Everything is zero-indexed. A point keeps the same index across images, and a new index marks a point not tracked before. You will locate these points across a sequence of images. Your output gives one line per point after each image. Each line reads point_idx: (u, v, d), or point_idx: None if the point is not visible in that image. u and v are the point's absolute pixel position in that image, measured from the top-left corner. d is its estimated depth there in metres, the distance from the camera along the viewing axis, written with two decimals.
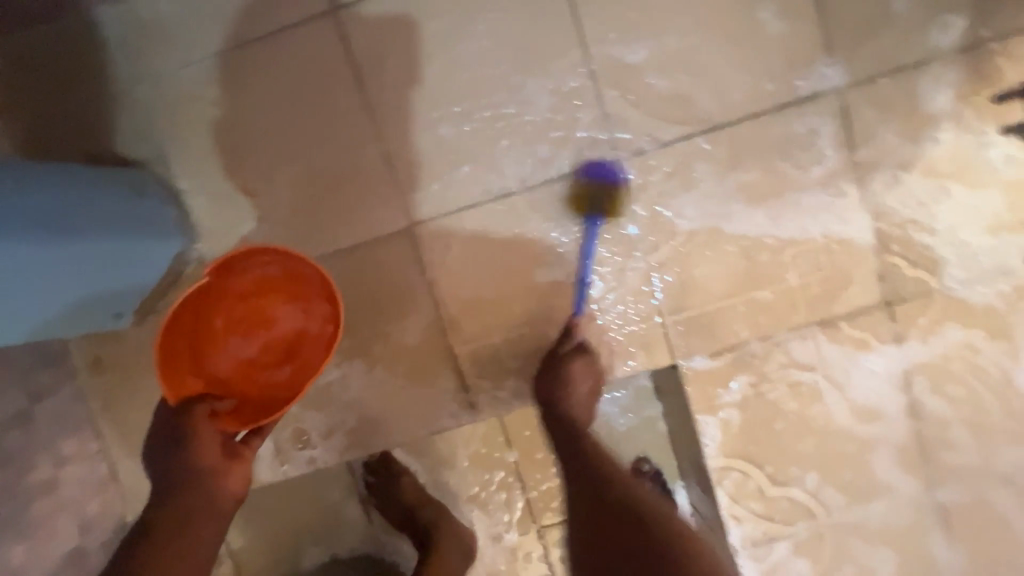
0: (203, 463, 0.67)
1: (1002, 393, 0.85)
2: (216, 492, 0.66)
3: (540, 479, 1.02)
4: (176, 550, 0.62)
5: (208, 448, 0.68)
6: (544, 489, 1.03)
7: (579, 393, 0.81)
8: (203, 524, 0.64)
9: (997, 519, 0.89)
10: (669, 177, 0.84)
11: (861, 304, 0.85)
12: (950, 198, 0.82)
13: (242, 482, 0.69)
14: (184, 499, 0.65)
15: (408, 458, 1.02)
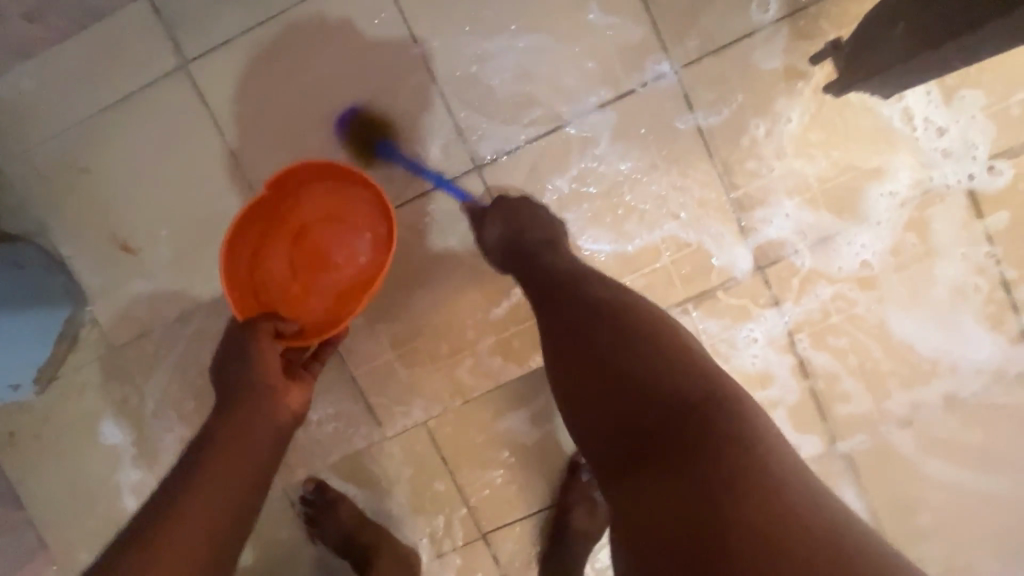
0: (265, 379, 0.68)
1: (881, 338, 0.88)
2: (275, 410, 0.67)
3: (479, 487, 0.97)
4: (232, 460, 0.61)
5: (273, 364, 0.69)
6: (486, 496, 0.97)
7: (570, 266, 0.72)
8: (260, 442, 0.64)
9: (905, 463, 0.91)
10: (530, 177, 0.87)
11: (732, 273, 0.88)
12: (797, 160, 0.86)
13: (301, 403, 0.71)
14: (241, 413, 0.64)
15: (343, 484, 0.98)
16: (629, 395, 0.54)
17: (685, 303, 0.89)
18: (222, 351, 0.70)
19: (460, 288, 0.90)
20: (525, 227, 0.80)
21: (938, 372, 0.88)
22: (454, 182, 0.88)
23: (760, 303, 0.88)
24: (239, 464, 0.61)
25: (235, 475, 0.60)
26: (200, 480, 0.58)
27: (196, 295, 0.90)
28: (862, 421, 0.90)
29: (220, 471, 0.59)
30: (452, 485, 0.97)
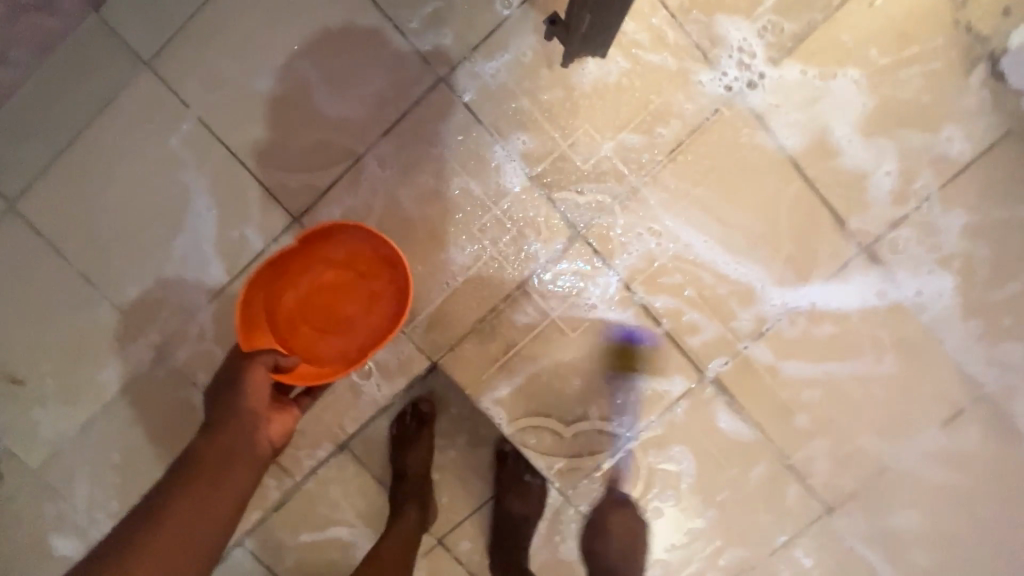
0: (252, 408, 0.69)
1: (711, 264, 0.93)
2: (255, 442, 0.68)
3: (422, 496, 1.03)
4: (213, 488, 0.64)
5: (261, 394, 0.70)
6: (432, 502, 1.03)
7: None
8: (235, 474, 0.66)
9: (770, 371, 0.95)
10: (347, 213, 0.93)
11: (556, 244, 0.93)
12: (581, 124, 0.91)
13: (282, 431, 0.72)
14: (224, 437, 0.67)
15: (285, 534, 1.03)
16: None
17: (523, 286, 0.94)
18: (223, 378, 0.72)
19: None
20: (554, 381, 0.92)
21: (771, 279, 0.93)
22: (280, 238, 0.94)
23: (592, 265, 0.93)
24: (206, 494, 0.63)
25: (198, 509, 0.62)
26: (178, 504, 0.62)
27: (90, 405, 0.97)
28: (719, 344, 0.95)
29: (184, 503, 0.62)
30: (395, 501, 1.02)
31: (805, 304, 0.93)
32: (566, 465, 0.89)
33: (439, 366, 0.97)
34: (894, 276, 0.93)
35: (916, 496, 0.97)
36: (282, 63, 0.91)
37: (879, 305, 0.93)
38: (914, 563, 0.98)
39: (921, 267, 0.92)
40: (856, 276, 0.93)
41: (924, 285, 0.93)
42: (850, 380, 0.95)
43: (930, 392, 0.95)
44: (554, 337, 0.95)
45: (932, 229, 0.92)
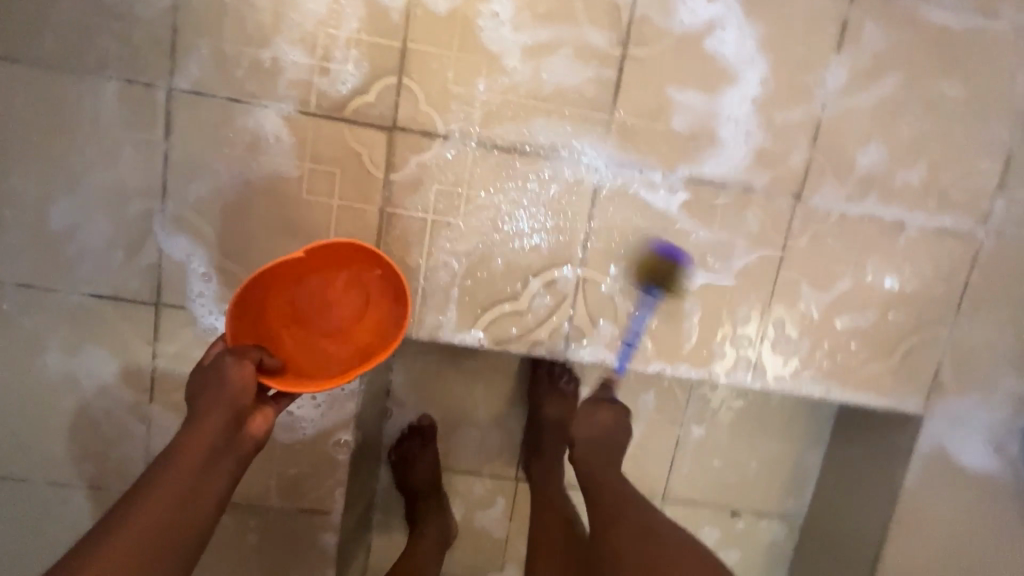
0: (235, 403, 0.69)
1: (527, 65, 0.86)
2: (239, 438, 0.69)
3: (473, 441, 1.20)
4: (197, 481, 0.65)
5: (248, 390, 0.69)
6: (485, 444, 1.20)
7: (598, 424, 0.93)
8: (220, 469, 0.67)
9: (651, 118, 0.89)
10: (191, 265, 0.89)
11: (384, 153, 0.88)
12: (319, 32, 0.84)
13: (260, 429, 0.71)
14: (208, 431, 0.67)
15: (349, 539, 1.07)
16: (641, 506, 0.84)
17: (385, 210, 0.89)
18: (208, 368, 0.70)
19: None
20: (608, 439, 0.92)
21: (593, 56, 0.87)
22: (161, 330, 0.91)
23: (426, 148, 0.88)
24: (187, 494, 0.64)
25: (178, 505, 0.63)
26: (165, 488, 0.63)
27: None
28: (589, 129, 0.89)
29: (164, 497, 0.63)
30: (459, 454, 1.20)
31: (644, 45, 0.87)
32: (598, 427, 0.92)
33: (411, 346, 1.14)
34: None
35: (861, 121, 0.91)
36: (36, 184, 0.86)
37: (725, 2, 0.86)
38: (906, 180, 0.93)
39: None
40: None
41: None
42: (732, 64, 0.88)
43: (807, 22, 0.88)
44: (445, 235, 0.91)
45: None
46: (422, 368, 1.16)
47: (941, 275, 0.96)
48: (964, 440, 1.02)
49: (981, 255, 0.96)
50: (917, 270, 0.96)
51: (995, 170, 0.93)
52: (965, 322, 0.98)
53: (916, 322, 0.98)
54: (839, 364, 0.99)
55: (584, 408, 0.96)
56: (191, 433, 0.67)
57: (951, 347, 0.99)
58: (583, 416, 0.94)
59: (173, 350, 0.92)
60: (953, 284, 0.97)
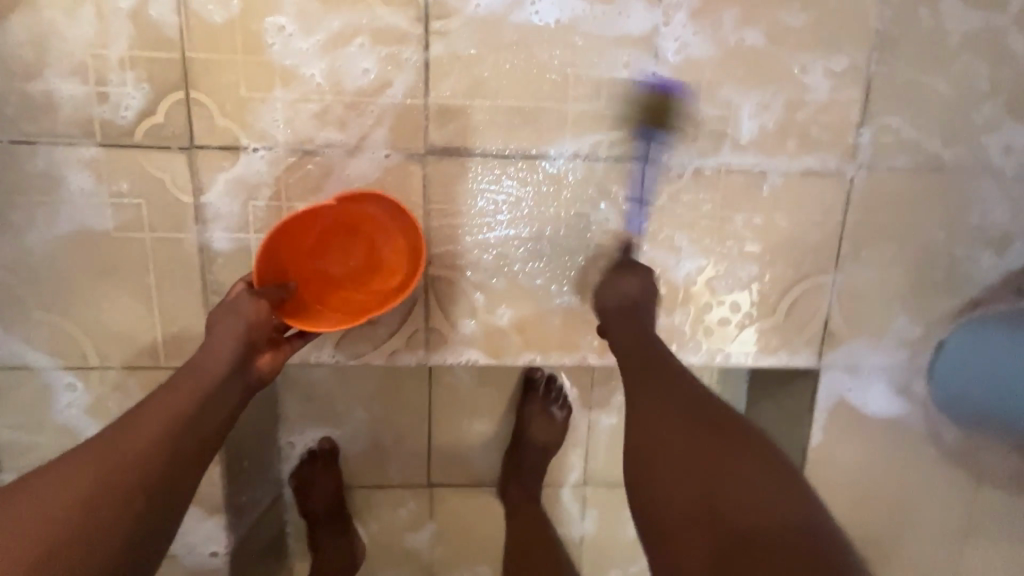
0: (250, 323, 0.71)
1: (323, 58, 0.79)
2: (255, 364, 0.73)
3: (376, 454, 1.15)
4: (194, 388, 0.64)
5: (263, 318, 0.73)
6: (390, 455, 1.15)
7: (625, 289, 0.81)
8: (229, 385, 0.68)
9: (472, 96, 0.82)
10: (7, 323, 0.84)
11: (187, 176, 0.81)
12: (86, 54, 0.77)
13: (273, 363, 0.74)
14: (219, 344, 0.69)
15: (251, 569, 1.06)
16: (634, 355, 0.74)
17: (201, 236, 0.83)
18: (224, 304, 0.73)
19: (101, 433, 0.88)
20: (638, 300, 0.80)
21: (394, 39, 0.79)
22: None
23: (232, 163, 0.81)
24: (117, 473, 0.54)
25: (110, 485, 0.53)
26: (156, 402, 0.62)
27: None
28: (405, 118, 0.82)
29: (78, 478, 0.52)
30: (366, 469, 1.15)
31: (447, 17, 0.79)
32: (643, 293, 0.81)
33: (293, 369, 1.06)
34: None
35: (701, 65, 0.83)
36: None
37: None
38: (761, 121, 0.86)
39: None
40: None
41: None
42: (546, 37, 0.81)
43: None
44: None
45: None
46: (308, 389, 1.10)
47: (815, 219, 0.90)
48: (866, 388, 0.96)
49: (854, 191, 0.89)
50: (789, 216, 0.89)
51: (854, 99, 0.86)
52: (848, 265, 0.92)
53: (798, 271, 0.91)
54: (721, 328, 0.93)
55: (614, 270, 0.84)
56: (206, 349, 0.68)
57: (838, 292, 0.93)
58: (612, 279, 0.83)
59: (10, 413, 0.87)
60: (829, 226, 0.90)
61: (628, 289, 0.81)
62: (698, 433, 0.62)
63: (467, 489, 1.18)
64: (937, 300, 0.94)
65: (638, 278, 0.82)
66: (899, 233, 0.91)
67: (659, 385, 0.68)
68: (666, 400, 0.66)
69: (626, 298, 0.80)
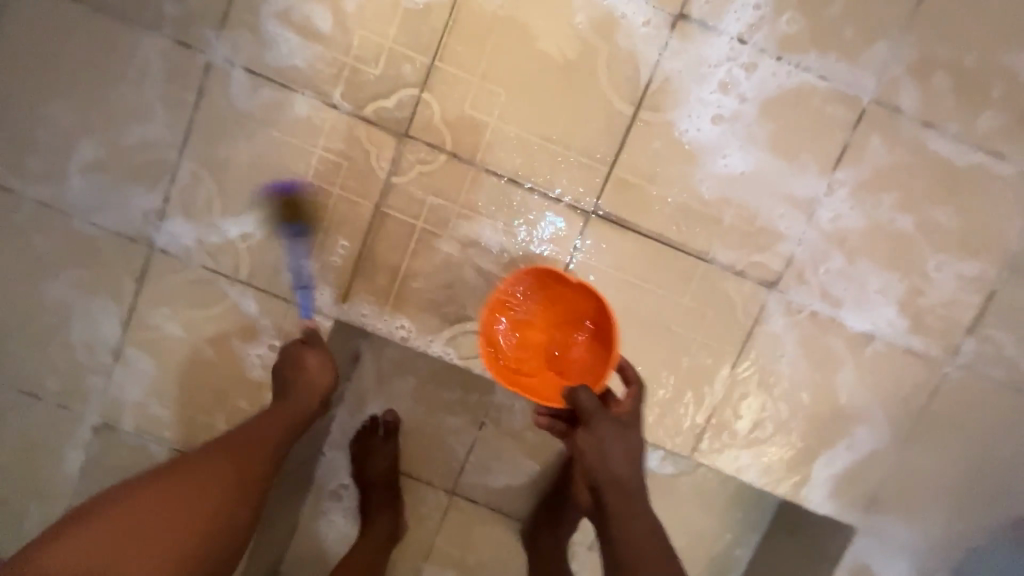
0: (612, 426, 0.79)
1: (542, 109, 0.91)
2: (601, 440, 0.78)
3: (419, 445, 1.21)
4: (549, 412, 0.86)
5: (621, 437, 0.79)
6: (432, 452, 1.21)
7: (612, 447, 0.78)
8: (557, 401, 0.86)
9: (649, 183, 0.93)
10: (190, 217, 0.94)
11: (390, 156, 0.92)
12: (357, 36, 0.90)
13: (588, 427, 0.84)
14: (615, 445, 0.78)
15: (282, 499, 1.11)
16: (619, 431, 0.79)
17: (378, 209, 0.94)
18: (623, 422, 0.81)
19: (219, 338, 0.97)
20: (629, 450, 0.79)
21: (606, 116, 0.91)
22: (149, 271, 0.95)
23: (432, 161, 0.92)
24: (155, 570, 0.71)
25: None
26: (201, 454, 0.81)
27: (60, 496, 1.01)
28: (588, 178, 0.93)
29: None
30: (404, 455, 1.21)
31: (656, 113, 0.91)
32: (613, 433, 0.78)
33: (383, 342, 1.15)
34: (726, 48, 0.90)
35: (848, 232, 0.94)
36: (69, 109, 0.91)
37: (722, 129, 0.92)
38: (883, 295, 0.95)
39: (743, 50, 0.90)
40: (685, 96, 0.91)
41: (751, 78, 0.90)
42: (729, 180, 0.93)
43: (813, 126, 0.91)
44: (431, 244, 0.95)
45: (732, 40, 0.89)
46: (387, 366, 1.18)
47: (900, 394, 0.97)
48: (892, 563, 1.01)
49: (944, 384, 0.96)
50: (878, 384, 0.97)
51: (971, 307, 0.94)
52: (914, 447, 0.98)
53: (865, 434, 0.98)
54: (781, 457, 0.99)
55: (614, 421, 0.79)
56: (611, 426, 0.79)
57: (895, 466, 0.99)
58: (610, 437, 0.78)
59: (153, 291, 0.96)
60: (910, 407, 0.97)
61: (619, 442, 0.78)
62: (642, 530, 0.75)
63: (486, 510, 1.23)
64: (981, 509, 0.99)
65: (614, 434, 0.78)
66: (970, 437, 0.98)
67: (617, 482, 0.77)
68: (636, 515, 0.75)
69: (611, 449, 0.78)
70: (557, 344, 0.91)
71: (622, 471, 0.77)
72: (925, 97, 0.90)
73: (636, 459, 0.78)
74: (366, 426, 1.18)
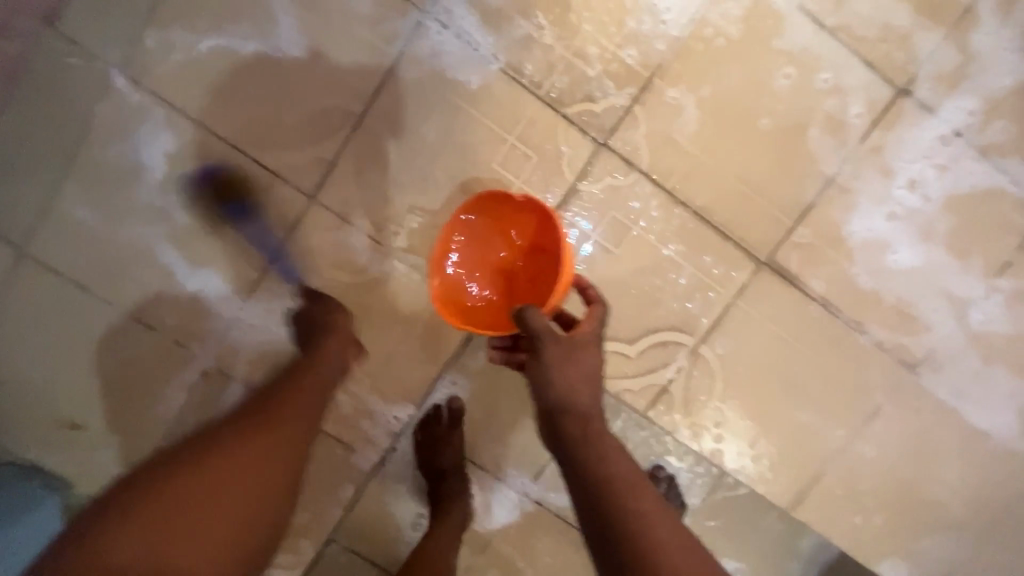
0: (565, 346, 0.69)
1: (745, 149, 0.89)
2: (556, 369, 0.68)
3: None
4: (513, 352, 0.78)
5: (587, 362, 0.70)
6: None
7: (565, 374, 0.68)
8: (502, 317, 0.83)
9: (829, 245, 0.91)
10: (360, 174, 0.89)
11: (582, 161, 0.89)
12: (580, 31, 0.86)
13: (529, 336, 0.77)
14: (568, 371, 0.68)
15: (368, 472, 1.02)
16: (568, 357, 0.69)
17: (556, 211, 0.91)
18: (575, 341, 0.71)
19: (360, 304, 0.93)
20: (581, 375, 0.69)
21: (807, 170, 0.89)
22: (301, 220, 0.90)
23: (623, 175, 0.90)
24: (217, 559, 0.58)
25: None
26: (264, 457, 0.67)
27: (152, 430, 0.95)
28: (769, 228, 0.91)
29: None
30: None
31: (855, 178, 0.89)
32: (561, 354, 0.69)
33: None
34: (926, 146, 0.88)
35: (996, 337, 0.95)
36: (259, 32, 0.84)
37: (899, 226, 0.90)
38: (1008, 399, 0.97)
39: (955, 139, 0.88)
40: (863, 193, 0.89)
41: (941, 179, 0.89)
42: (897, 277, 0.92)
43: (993, 230, 0.91)
44: (599, 258, 0.92)
45: (937, 138, 0.88)
46: None
47: (997, 495, 1.00)
48: None
49: None
50: (980, 480, 1.00)
51: None
52: (994, 546, 1.02)
53: (956, 528, 1.01)
54: (875, 534, 1.01)
55: (568, 346, 0.70)
56: (558, 348, 0.69)
57: (972, 559, 1.02)
58: (564, 361, 0.69)
59: (302, 243, 0.90)
60: (1001, 507, 1.01)
61: (575, 367, 0.69)
62: (599, 451, 0.65)
63: None
64: None
65: (562, 355, 0.69)
66: None
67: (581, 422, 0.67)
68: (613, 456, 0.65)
69: (566, 377, 0.68)
70: (507, 255, 0.85)
71: (586, 407, 0.68)
72: None
73: (593, 386, 0.69)
74: (428, 413, 1.00)
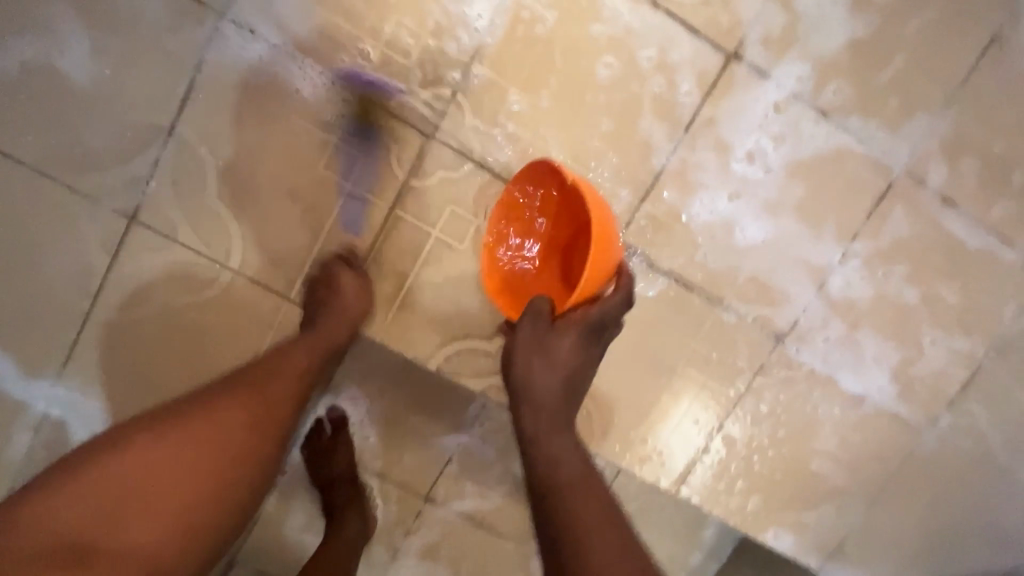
0: (543, 331, 0.71)
1: (579, 131, 0.86)
2: (524, 356, 0.71)
3: None
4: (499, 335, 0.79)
5: (563, 352, 0.71)
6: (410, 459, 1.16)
7: (533, 362, 0.71)
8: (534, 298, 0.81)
9: (677, 222, 0.88)
10: (181, 190, 0.85)
11: (412, 157, 0.86)
12: (390, 21, 0.82)
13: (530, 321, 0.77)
14: (536, 357, 0.71)
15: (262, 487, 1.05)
16: (536, 345, 0.71)
17: (393, 211, 0.87)
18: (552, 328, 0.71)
19: (202, 324, 0.89)
20: (551, 364, 0.70)
21: (644, 148, 0.86)
22: (125, 243, 0.86)
23: (456, 167, 0.86)
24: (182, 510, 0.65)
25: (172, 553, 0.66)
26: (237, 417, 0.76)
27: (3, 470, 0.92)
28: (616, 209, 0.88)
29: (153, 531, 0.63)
30: None
31: (695, 151, 0.86)
32: (533, 343, 0.71)
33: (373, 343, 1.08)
34: (761, 116, 0.86)
35: (857, 301, 0.93)
36: (49, 50, 0.80)
37: (742, 203, 0.88)
38: (877, 362, 0.96)
39: (791, 102, 0.86)
40: (704, 168, 0.87)
41: (779, 149, 0.87)
42: (750, 252, 0.90)
43: (842, 192, 0.89)
44: (442, 255, 0.89)
45: (773, 103, 0.86)
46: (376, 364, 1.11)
47: (876, 458, 1.00)
48: None
49: (916, 451, 1.00)
50: (858, 444, 0.99)
51: (957, 379, 0.98)
52: (880, 509, 1.01)
53: (839, 494, 1.00)
54: (760, 509, 0.99)
55: (541, 332, 0.71)
56: (531, 335, 0.71)
57: (859, 522, 1.01)
58: (534, 348, 0.71)
59: (130, 266, 0.86)
60: (881, 469, 1.00)
61: (546, 355, 0.71)
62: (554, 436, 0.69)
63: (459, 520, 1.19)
64: None
65: (533, 343, 0.71)
66: (932, 505, 1.02)
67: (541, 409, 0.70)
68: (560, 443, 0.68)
69: (535, 364, 0.70)
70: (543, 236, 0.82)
71: (548, 393, 0.70)
72: (951, 176, 0.91)
73: (561, 374, 0.71)
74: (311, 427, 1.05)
